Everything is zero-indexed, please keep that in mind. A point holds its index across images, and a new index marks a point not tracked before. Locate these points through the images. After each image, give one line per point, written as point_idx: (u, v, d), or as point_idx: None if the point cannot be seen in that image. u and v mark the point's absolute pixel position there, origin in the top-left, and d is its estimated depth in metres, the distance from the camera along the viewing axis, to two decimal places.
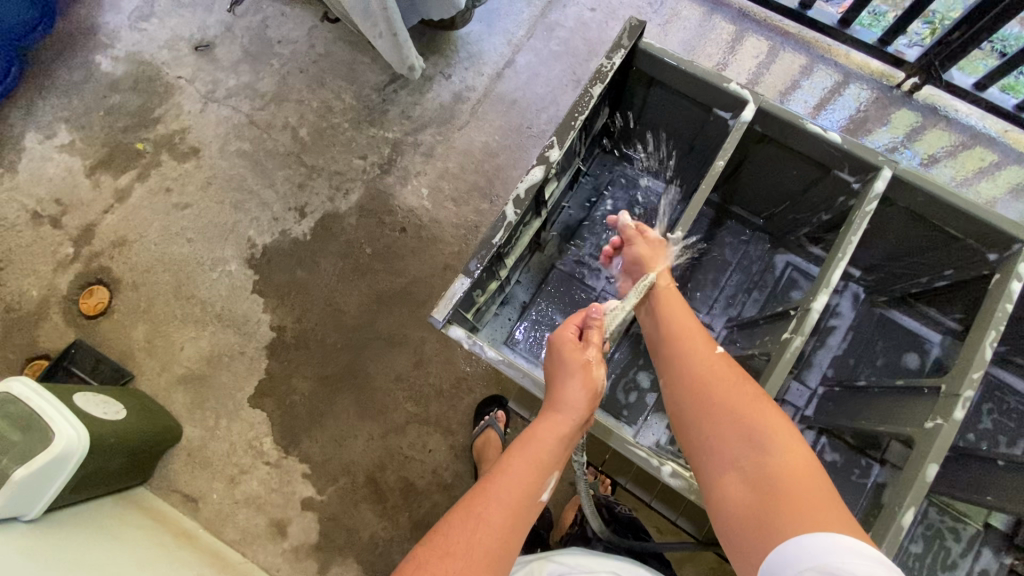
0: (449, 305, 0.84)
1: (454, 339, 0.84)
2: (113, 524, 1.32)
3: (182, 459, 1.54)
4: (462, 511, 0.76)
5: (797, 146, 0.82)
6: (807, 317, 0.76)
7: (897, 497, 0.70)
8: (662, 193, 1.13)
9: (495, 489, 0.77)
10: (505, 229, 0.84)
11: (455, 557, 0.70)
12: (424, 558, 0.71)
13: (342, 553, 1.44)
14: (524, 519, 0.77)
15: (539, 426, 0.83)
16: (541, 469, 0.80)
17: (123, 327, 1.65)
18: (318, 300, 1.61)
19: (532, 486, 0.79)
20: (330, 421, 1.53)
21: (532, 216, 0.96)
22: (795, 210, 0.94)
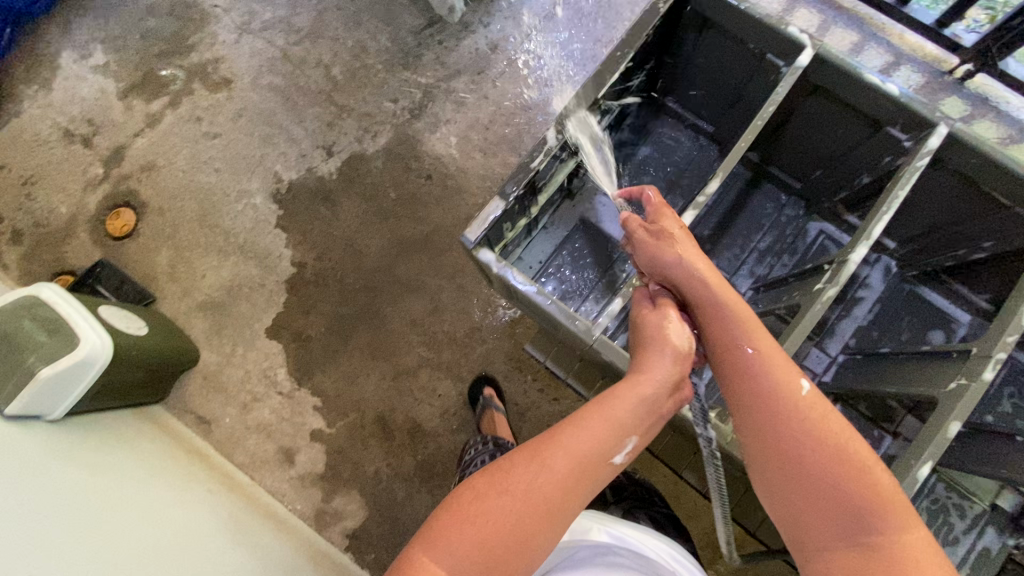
0: (482, 226, 0.86)
1: (483, 263, 0.86)
2: (132, 434, 1.37)
3: (198, 382, 1.59)
4: (529, 452, 0.76)
5: (851, 101, 0.80)
6: (843, 268, 0.75)
7: (913, 452, 0.71)
8: (700, 152, 1.11)
9: (568, 438, 0.77)
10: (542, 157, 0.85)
11: (512, 496, 0.72)
12: (482, 488, 0.74)
13: (346, 485, 1.49)
14: (594, 475, 0.77)
15: (620, 388, 0.81)
16: (622, 432, 0.78)
17: (147, 251, 1.67)
18: (340, 240, 1.62)
19: (607, 444, 0.78)
20: (343, 358, 1.55)
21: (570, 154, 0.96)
22: (837, 172, 0.92)
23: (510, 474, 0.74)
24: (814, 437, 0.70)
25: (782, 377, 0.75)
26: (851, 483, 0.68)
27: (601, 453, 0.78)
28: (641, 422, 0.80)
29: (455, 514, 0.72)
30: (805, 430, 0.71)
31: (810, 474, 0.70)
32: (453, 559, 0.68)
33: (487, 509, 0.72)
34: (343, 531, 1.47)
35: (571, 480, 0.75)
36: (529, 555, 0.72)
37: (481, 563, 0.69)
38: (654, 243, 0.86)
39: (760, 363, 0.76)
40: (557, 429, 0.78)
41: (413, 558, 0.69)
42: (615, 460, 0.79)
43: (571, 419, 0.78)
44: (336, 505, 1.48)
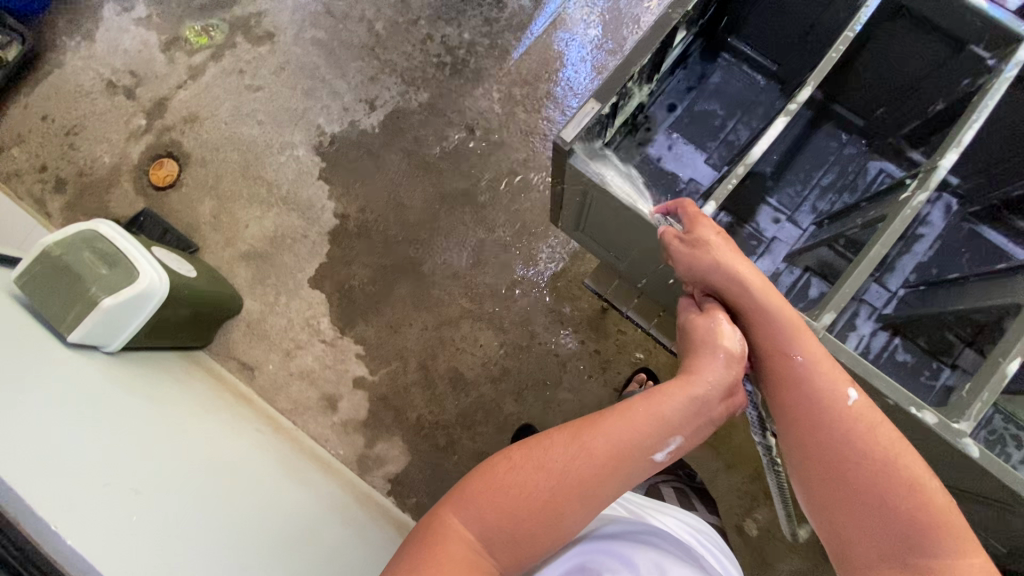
0: (577, 127, 0.85)
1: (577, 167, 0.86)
2: (181, 373, 1.40)
3: (241, 330, 1.60)
4: (569, 435, 0.77)
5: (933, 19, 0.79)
6: (932, 173, 0.73)
7: (1002, 349, 0.74)
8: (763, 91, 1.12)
9: (609, 428, 0.77)
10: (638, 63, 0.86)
11: (547, 474, 0.74)
12: (519, 461, 0.76)
13: (388, 431, 1.51)
14: (631, 467, 0.77)
15: (667, 385, 0.80)
16: (666, 429, 0.78)
17: (190, 201, 1.69)
18: (382, 192, 1.63)
19: (648, 440, 0.78)
20: (386, 308, 1.57)
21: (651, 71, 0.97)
22: (910, 103, 0.91)
23: (548, 454, 0.76)
24: (866, 456, 0.70)
25: (833, 390, 0.74)
26: (902, 503, 0.68)
27: (641, 449, 0.77)
28: (686, 422, 0.78)
29: (488, 483, 0.75)
30: (856, 448, 0.71)
31: (862, 495, 0.70)
32: (482, 523, 0.73)
33: (522, 484, 0.74)
34: (385, 476, 1.49)
35: (608, 469, 0.76)
36: (556, 533, 0.75)
37: (509, 532, 0.73)
38: (692, 255, 0.81)
39: (811, 377, 0.75)
40: (600, 416, 0.79)
41: (445, 515, 0.74)
42: (655, 456, 0.79)
43: (615, 409, 0.78)
44: (379, 450, 1.50)
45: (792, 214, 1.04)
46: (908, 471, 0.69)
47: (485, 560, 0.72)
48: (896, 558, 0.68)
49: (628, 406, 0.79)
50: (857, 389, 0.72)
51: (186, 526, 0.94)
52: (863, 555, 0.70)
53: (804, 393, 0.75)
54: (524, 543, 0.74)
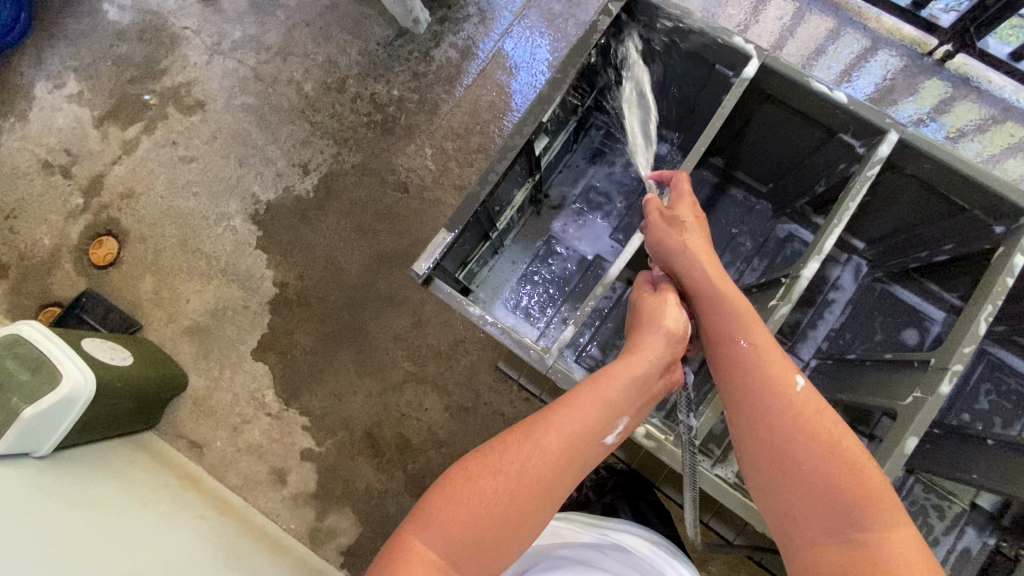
0: (430, 259, 0.85)
1: (436, 293, 0.84)
2: (121, 463, 1.38)
3: (188, 407, 1.59)
4: (520, 433, 0.75)
5: (803, 108, 0.81)
6: (795, 285, 0.77)
7: (872, 468, 0.72)
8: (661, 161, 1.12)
9: (561, 419, 0.76)
10: (492, 184, 0.86)
11: (505, 477, 0.72)
12: (475, 471, 0.73)
13: (339, 502, 1.50)
14: (584, 455, 0.76)
15: (615, 367, 0.79)
16: (612, 412, 0.77)
17: (131, 278, 1.68)
18: (320, 257, 1.62)
19: (600, 425, 0.77)
20: (329, 376, 1.56)
21: (525, 168, 0.96)
22: (799, 176, 0.93)
23: (503, 456, 0.73)
24: (809, 436, 0.70)
25: (781, 373, 0.74)
26: (845, 483, 0.67)
27: (593, 436, 0.76)
28: (635, 404, 0.78)
29: (445, 500, 0.71)
30: (799, 426, 0.71)
31: (805, 474, 0.69)
32: (446, 538, 0.69)
33: (480, 490, 0.71)
34: (337, 548, 1.48)
35: (563, 460, 0.74)
36: (519, 541, 0.72)
37: (473, 548, 0.69)
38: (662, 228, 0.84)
39: (760, 359, 0.75)
40: (549, 409, 0.77)
41: (408, 540, 0.70)
42: (605, 440, 0.78)
43: (564, 396, 0.77)
44: (330, 523, 1.50)
45: None
46: (849, 455, 0.69)
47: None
48: (833, 534, 0.67)
49: (576, 393, 0.77)
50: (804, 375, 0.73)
51: None
52: (802, 531, 0.69)
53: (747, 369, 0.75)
54: (490, 556, 0.70)
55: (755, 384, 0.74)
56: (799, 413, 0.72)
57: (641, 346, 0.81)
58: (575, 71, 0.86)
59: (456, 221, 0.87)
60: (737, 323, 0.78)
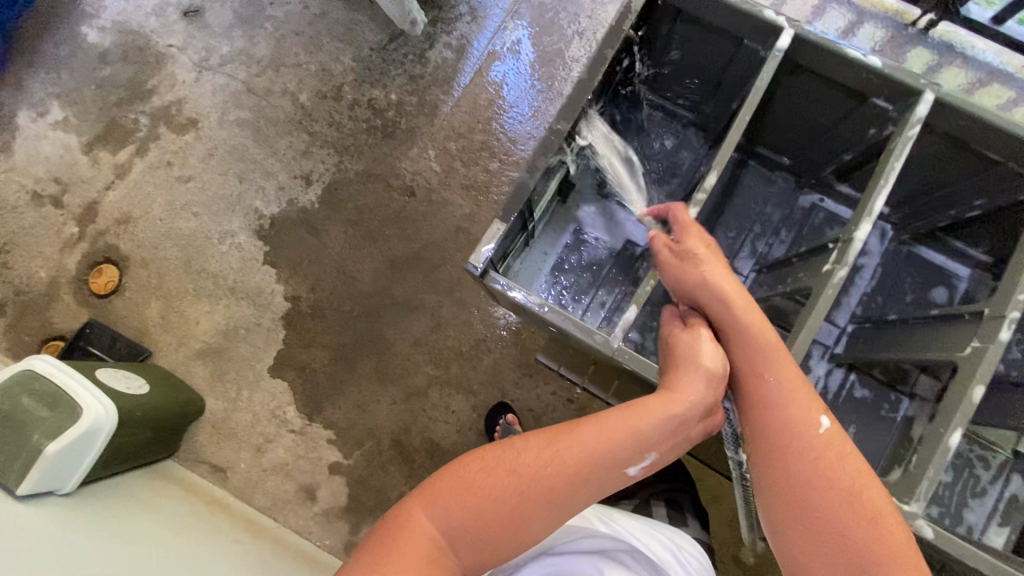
0: (486, 251, 0.86)
1: (493, 286, 0.85)
2: (147, 495, 1.34)
3: (207, 431, 1.56)
4: (543, 441, 0.75)
5: (835, 76, 0.82)
6: (850, 248, 0.76)
7: (943, 420, 0.72)
8: (682, 138, 1.15)
9: (584, 436, 0.74)
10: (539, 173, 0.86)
11: (519, 478, 0.72)
12: (493, 464, 0.73)
13: (372, 513, 1.48)
14: (603, 477, 0.74)
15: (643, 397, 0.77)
16: (639, 443, 0.75)
17: (136, 305, 1.63)
18: (330, 268, 1.60)
19: (624, 454, 0.75)
20: (352, 387, 1.54)
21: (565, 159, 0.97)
22: (825, 147, 0.94)
23: (520, 456, 0.73)
24: (832, 484, 0.70)
25: (808, 415, 0.73)
26: (863, 532, 0.67)
27: (615, 464, 0.74)
28: (660, 438, 0.76)
29: (458, 484, 0.72)
30: (824, 472, 0.70)
31: (826, 521, 0.69)
32: (451, 521, 0.70)
33: (495, 484, 0.72)
34: None
35: (578, 478, 0.73)
36: (521, 542, 0.72)
37: (475, 532, 0.70)
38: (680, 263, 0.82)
39: (789, 401, 0.74)
40: (577, 424, 0.76)
41: (418, 511, 0.71)
42: (628, 470, 0.75)
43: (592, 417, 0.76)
44: (364, 535, 1.47)
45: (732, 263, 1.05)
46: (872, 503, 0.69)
47: (450, 559, 0.70)
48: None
49: (603, 418, 0.76)
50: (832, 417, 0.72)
51: None
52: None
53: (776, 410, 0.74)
54: (489, 547, 0.71)
55: (781, 426, 0.73)
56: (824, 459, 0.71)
57: (673, 383, 0.78)
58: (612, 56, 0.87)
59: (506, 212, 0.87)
60: (769, 363, 0.76)
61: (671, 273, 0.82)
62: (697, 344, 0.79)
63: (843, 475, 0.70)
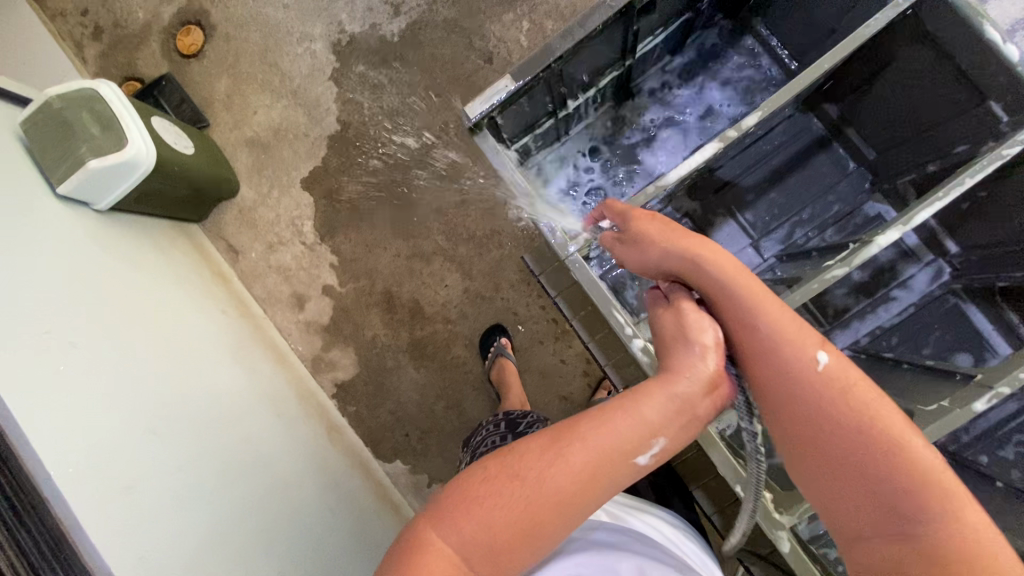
0: (485, 104, 0.85)
1: (482, 143, 0.87)
2: (165, 244, 1.48)
3: (234, 213, 1.67)
4: (545, 438, 0.67)
5: (959, 58, 0.75)
6: (863, 250, 0.72)
7: None
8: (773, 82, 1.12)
9: (587, 430, 0.67)
10: (571, 42, 0.84)
11: (522, 482, 0.64)
12: (495, 468, 0.67)
13: (345, 341, 1.60)
14: (613, 472, 0.67)
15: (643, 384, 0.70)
16: (644, 431, 0.67)
17: (208, 75, 1.70)
18: (387, 107, 1.59)
19: (632, 442, 0.67)
20: (366, 225, 1.59)
21: (617, 47, 0.95)
22: (915, 150, 0.87)
23: (521, 460, 0.66)
24: (841, 416, 0.64)
25: (802, 354, 0.66)
26: (882, 464, 0.62)
27: (623, 455, 0.67)
28: (667, 423, 0.67)
29: (463, 495, 0.65)
30: (836, 409, 0.64)
31: (842, 458, 0.64)
32: (462, 534, 0.63)
33: (496, 492, 0.64)
34: (333, 379, 1.60)
35: (585, 477, 0.65)
36: (533, 551, 0.65)
37: (489, 547, 0.63)
38: (636, 250, 0.78)
39: (775, 347, 0.67)
40: (577, 417, 0.69)
41: (429, 527, 0.64)
42: (637, 460, 0.67)
43: (592, 409, 0.69)
44: (332, 356, 1.60)
45: (758, 239, 0.99)
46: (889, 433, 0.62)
47: None
48: (892, 530, 0.61)
49: (604, 408, 0.69)
50: (828, 351, 0.65)
51: (126, 381, 1.05)
52: (866, 532, 0.63)
53: (773, 359, 0.67)
54: (502, 563, 0.64)
55: (776, 370, 0.67)
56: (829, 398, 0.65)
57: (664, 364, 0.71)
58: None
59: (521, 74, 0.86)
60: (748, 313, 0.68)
61: (634, 255, 0.78)
62: (677, 321, 0.72)
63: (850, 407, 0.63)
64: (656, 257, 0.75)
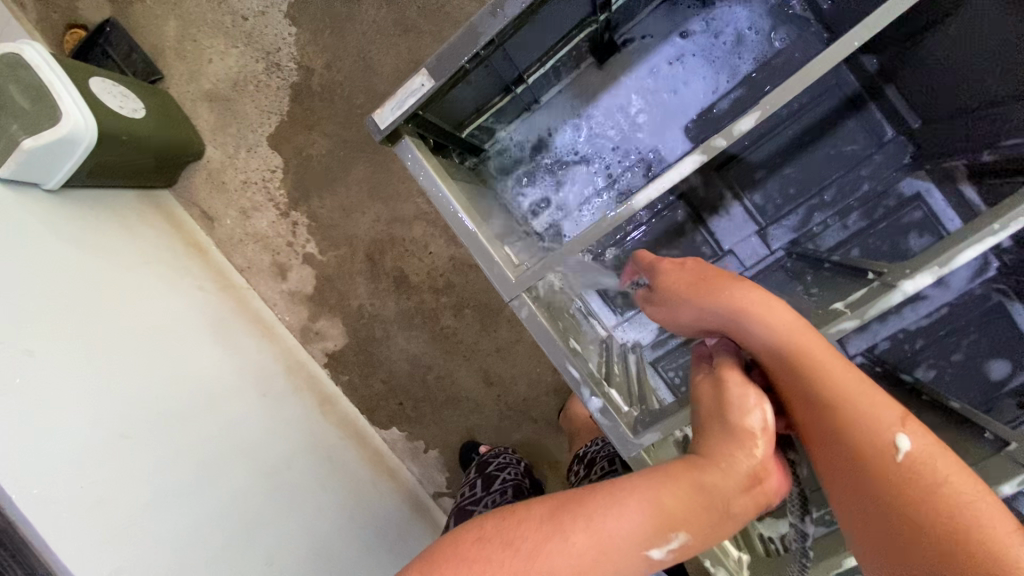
0: (398, 108, 0.71)
1: (402, 155, 0.74)
2: (131, 219, 1.39)
3: (203, 177, 1.55)
4: (549, 507, 0.60)
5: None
6: (880, 300, 0.59)
7: None
8: (804, 27, 0.92)
9: (595, 505, 0.59)
10: (505, 21, 0.65)
11: (516, 554, 0.57)
12: (489, 533, 0.60)
13: (331, 311, 1.54)
14: (621, 562, 0.58)
15: (670, 466, 0.60)
16: (661, 520, 0.58)
17: (154, 17, 1.50)
18: (352, 48, 1.39)
19: (649, 533, 0.58)
20: (342, 188, 1.46)
21: (581, 6, 0.75)
22: (972, 127, 0.73)
23: (519, 527, 0.59)
24: (901, 481, 0.56)
25: (876, 436, 0.57)
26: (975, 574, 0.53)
27: (637, 545, 0.58)
28: (694, 517, 0.58)
29: (449, 556, 0.58)
30: (896, 475, 0.56)
31: (909, 538, 0.56)
32: None
33: (488, 560, 0.57)
34: (323, 350, 1.56)
35: (589, 564, 0.56)
36: None
37: None
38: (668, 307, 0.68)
39: (840, 423, 0.58)
40: (587, 490, 0.61)
41: None
42: (650, 552, 0.58)
43: (605, 483, 0.61)
44: (320, 326, 1.55)
45: (767, 226, 0.91)
46: (981, 535, 0.54)
47: None
48: None
49: (620, 483, 0.60)
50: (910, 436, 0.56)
51: (95, 385, 1.00)
52: None
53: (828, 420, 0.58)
54: None
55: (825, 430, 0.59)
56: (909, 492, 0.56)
57: (698, 445, 0.61)
58: None
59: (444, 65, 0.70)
60: (809, 387, 0.59)
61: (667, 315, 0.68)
62: (716, 394, 0.61)
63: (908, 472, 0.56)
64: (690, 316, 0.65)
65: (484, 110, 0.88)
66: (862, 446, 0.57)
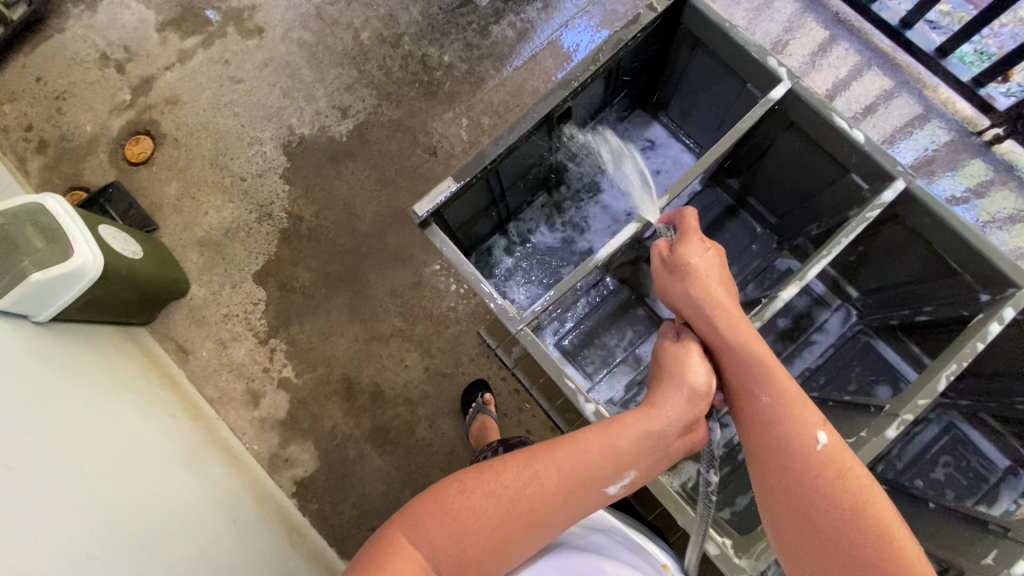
0: (431, 203, 0.95)
1: (428, 235, 0.95)
2: (109, 351, 1.43)
3: (183, 314, 1.64)
4: (523, 459, 0.71)
5: (815, 136, 0.95)
6: (770, 305, 0.87)
7: None
8: (680, 161, 1.28)
9: (565, 454, 0.72)
10: (502, 148, 0.97)
11: (497, 498, 0.68)
12: (470, 484, 0.70)
13: (303, 435, 1.55)
14: (584, 496, 0.71)
15: (629, 416, 0.76)
16: (619, 461, 0.72)
17: (158, 181, 1.73)
18: (340, 200, 1.66)
19: (605, 470, 0.72)
20: (323, 312, 1.61)
21: (542, 142, 1.08)
22: (806, 213, 1.07)
23: (500, 475, 0.70)
24: (814, 464, 0.69)
25: (800, 430, 0.72)
26: (866, 553, 0.63)
27: (596, 480, 0.71)
28: (640, 457, 0.73)
29: (437, 506, 0.68)
30: (812, 461, 0.70)
31: (808, 507, 0.68)
32: (431, 545, 0.65)
33: (470, 506, 0.67)
34: (292, 477, 1.54)
35: (560, 498, 0.69)
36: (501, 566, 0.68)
37: (458, 560, 0.65)
38: (666, 277, 0.87)
39: (778, 414, 0.73)
40: (558, 441, 0.73)
41: (394, 535, 0.66)
42: (607, 489, 0.72)
43: (571, 433, 0.74)
44: (291, 452, 1.55)
45: None
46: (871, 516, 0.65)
47: None
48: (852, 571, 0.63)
49: (584, 432, 0.74)
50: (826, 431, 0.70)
51: (63, 501, 0.96)
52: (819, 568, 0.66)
53: (770, 408, 0.74)
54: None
55: (766, 419, 0.74)
56: (819, 472, 0.69)
57: (653, 399, 0.78)
58: (609, 57, 0.99)
59: (463, 174, 0.98)
60: (757, 378, 0.76)
61: (665, 279, 0.87)
62: (680, 360, 0.80)
63: (822, 458, 0.69)
64: (678, 290, 0.84)
65: (475, 219, 1.15)
66: (792, 433, 0.71)
